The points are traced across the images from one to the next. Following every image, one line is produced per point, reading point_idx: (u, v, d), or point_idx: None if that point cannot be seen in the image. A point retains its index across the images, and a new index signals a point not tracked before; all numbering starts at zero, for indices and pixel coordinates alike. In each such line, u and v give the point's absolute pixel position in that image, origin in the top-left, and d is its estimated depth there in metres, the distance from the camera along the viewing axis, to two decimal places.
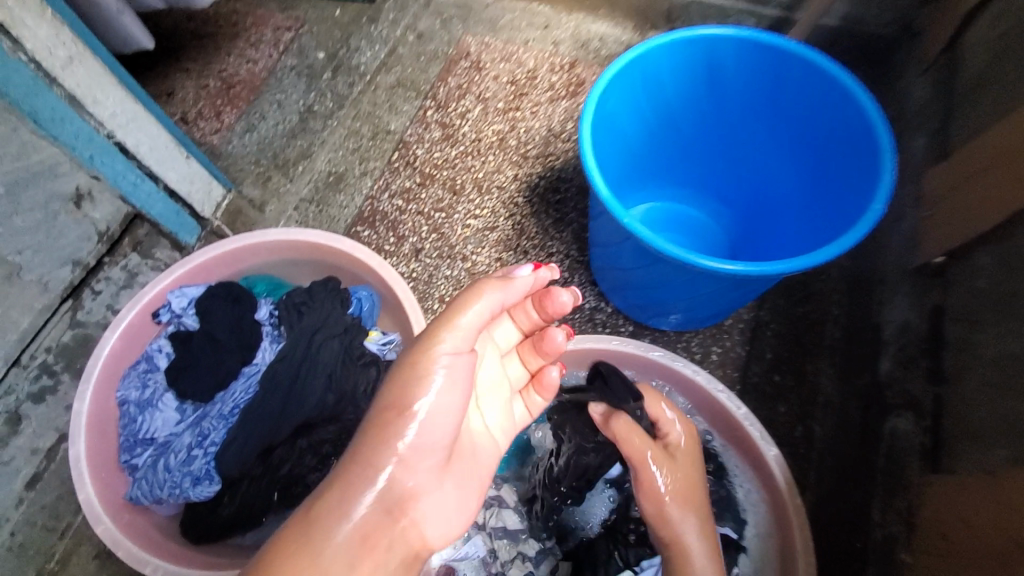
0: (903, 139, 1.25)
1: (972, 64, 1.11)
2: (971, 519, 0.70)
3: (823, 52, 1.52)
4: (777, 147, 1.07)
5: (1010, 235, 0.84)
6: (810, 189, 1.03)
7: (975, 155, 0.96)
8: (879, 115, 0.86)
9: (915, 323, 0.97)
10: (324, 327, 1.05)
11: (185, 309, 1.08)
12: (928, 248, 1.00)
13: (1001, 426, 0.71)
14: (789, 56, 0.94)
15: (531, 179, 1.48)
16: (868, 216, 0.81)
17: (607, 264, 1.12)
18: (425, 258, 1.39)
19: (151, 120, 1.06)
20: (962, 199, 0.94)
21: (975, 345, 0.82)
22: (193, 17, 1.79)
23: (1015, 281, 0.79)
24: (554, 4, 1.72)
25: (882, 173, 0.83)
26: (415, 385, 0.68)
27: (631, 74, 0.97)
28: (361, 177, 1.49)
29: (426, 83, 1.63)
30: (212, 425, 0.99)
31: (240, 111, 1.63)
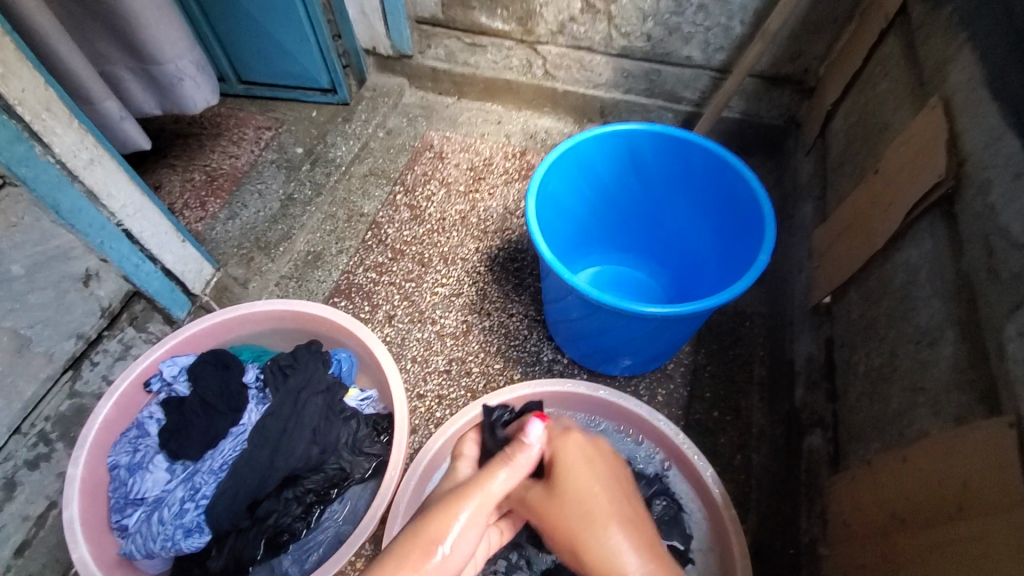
0: (797, 206, 1.51)
1: (836, 146, 1.39)
2: (873, 506, 0.84)
3: (730, 139, 1.83)
4: (691, 214, 1.29)
5: (866, 276, 1.06)
6: (719, 247, 1.24)
7: (844, 216, 1.20)
8: (760, 186, 1.09)
9: (818, 354, 1.17)
10: (308, 387, 1.15)
11: (176, 376, 1.18)
12: (819, 291, 1.22)
13: (880, 426, 0.88)
14: (689, 143, 1.18)
15: (491, 250, 1.67)
16: (758, 264, 1.02)
17: (559, 318, 1.29)
18: (398, 323, 1.53)
19: (154, 209, 1.19)
20: (840, 251, 1.17)
21: (857, 365, 1.01)
22: (181, 121, 2.02)
23: (876, 311, 1.00)
24: (504, 104, 2.02)
25: (766, 230, 1.05)
26: (444, 524, 0.68)
27: (567, 161, 1.19)
28: (338, 255, 1.66)
29: (395, 171, 1.85)
30: (203, 479, 1.06)
31: (224, 200, 1.80)
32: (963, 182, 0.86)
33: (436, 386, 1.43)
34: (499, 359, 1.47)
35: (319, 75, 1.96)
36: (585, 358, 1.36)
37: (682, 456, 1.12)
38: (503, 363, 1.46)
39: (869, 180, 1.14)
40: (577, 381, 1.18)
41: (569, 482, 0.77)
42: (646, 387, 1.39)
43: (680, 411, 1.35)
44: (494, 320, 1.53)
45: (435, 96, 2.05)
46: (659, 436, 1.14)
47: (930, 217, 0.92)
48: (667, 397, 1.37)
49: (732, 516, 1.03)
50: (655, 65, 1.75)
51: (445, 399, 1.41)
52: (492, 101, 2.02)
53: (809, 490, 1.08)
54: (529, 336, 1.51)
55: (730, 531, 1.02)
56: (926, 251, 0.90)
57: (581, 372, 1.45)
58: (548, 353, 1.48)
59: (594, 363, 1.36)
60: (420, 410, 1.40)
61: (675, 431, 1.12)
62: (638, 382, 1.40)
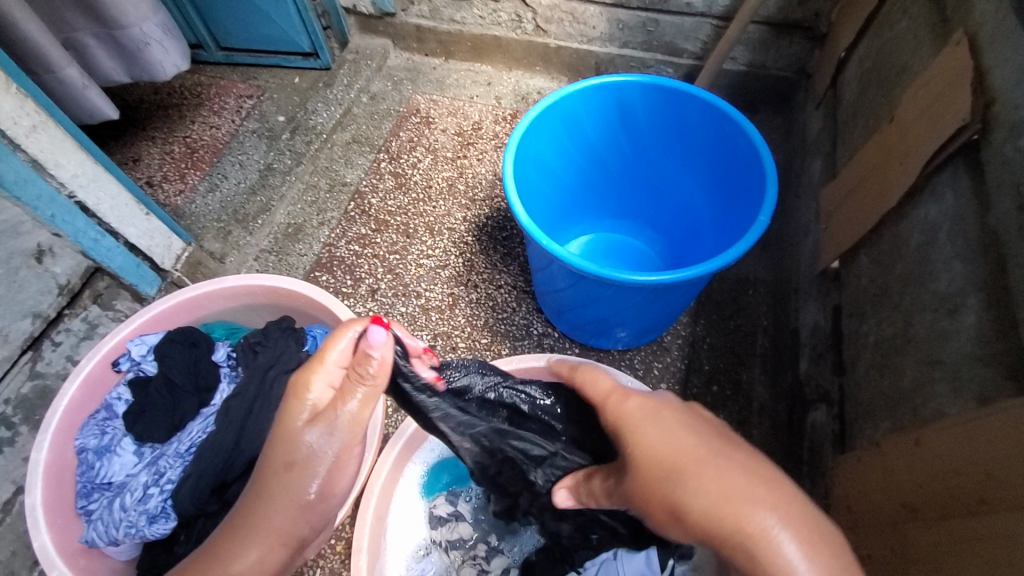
0: (806, 164, 1.39)
1: (849, 96, 1.27)
2: (875, 490, 0.77)
3: (736, 94, 1.70)
4: (688, 174, 1.19)
5: (879, 237, 0.96)
6: (717, 210, 1.14)
7: (855, 172, 1.09)
8: (761, 140, 0.98)
9: (823, 324, 1.08)
10: (278, 364, 1.10)
11: (145, 355, 1.13)
12: (827, 255, 1.12)
13: (887, 402, 0.80)
14: (684, 95, 1.08)
15: (479, 219, 1.58)
16: (757, 226, 0.92)
17: (545, 288, 1.20)
18: (381, 297, 1.46)
19: (111, 179, 1.14)
20: (849, 210, 1.06)
21: (864, 335, 0.92)
22: (159, 91, 1.91)
23: (886, 276, 0.90)
24: (495, 63, 1.90)
25: (767, 188, 0.95)
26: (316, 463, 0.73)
27: (550, 117, 1.09)
28: (319, 227, 1.58)
29: (379, 138, 1.76)
30: (168, 463, 1.03)
31: (204, 173, 1.70)
32: (991, 125, 0.74)
33: None
34: (486, 333, 1.39)
35: (299, 37, 1.85)
36: (575, 331, 1.28)
37: None
38: (491, 338, 1.39)
39: (884, 131, 1.03)
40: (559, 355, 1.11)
41: (645, 441, 0.66)
42: (641, 361, 1.31)
43: (676, 387, 1.26)
44: (481, 292, 1.46)
45: (422, 57, 1.94)
46: None
47: (953, 164, 0.80)
48: (663, 371, 1.28)
49: None
50: (653, 14, 1.62)
51: None
52: (482, 61, 1.90)
53: (809, 469, 1.01)
54: (518, 309, 1.43)
55: None
56: (944, 206, 0.80)
57: (573, 345, 1.37)
58: (538, 327, 1.40)
59: (585, 336, 1.28)
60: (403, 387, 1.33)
61: None
62: (632, 355, 1.32)
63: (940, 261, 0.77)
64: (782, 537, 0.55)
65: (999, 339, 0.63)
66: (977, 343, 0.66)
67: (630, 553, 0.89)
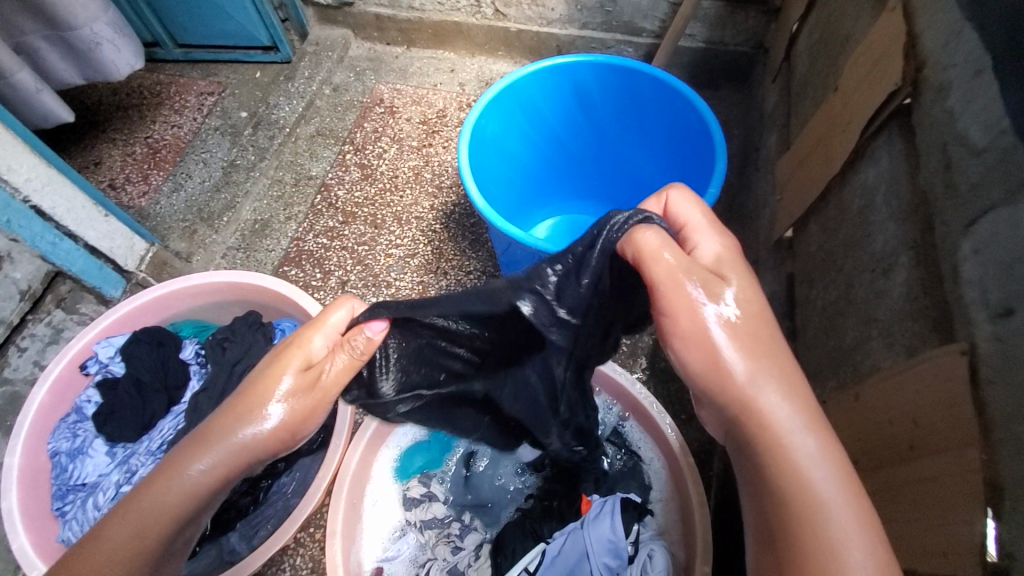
0: (764, 137, 1.41)
1: (801, 68, 1.29)
2: None
3: (697, 70, 1.70)
4: (646, 151, 1.20)
5: (825, 204, 0.99)
6: (674, 185, 1.16)
7: (805, 142, 1.11)
8: (710, 113, 1.00)
9: (779, 292, 1.11)
10: (245, 358, 1.12)
11: (112, 357, 1.12)
12: (782, 225, 1.14)
13: (834, 362, 0.83)
14: (636, 72, 1.09)
15: (447, 207, 1.59)
16: (707, 199, 0.94)
17: (510, 271, 1.22)
18: (352, 288, 1.46)
19: (66, 182, 1.12)
20: (801, 180, 1.09)
21: (813, 299, 0.95)
22: (118, 92, 1.88)
23: (831, 241, 0.93)
24: (457, 50, 1.89)
25: (717, 161, 0.97)
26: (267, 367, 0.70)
27: (505, 100, 1.10)
28: (286, 222, 1.58)
29: (344, 130, 1.75)
30: (140, 461, 1.05)
31: (167, 172, 1.69)
32: (921, 89, 0.76)
33: None
34: None
35: (257, 31, 1.82)
36: None
37: (638, 406, 1.04)
38: None
39: (830, 99, 1.05)
40: None
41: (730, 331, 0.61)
42: None
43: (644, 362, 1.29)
44: (450, 279, 1.46)
45: (384, 46, 1.93)
46: (614, 387, 1.06)
47: (888, 129, 0.82)
48: (632, 347, 1.31)
49: (689, 463, 0.96)
50: None
51: None
52: (444, 48, 1.90)
53: None
54: None
55: (687, 479, 0.95)
56: (881, 169, 0.82)
57: None
58: None
59: None
60: None
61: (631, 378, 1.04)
62: None
63: (878, 223, 0.80)
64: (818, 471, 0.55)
65: (927, 295, 0.66)
66: (907, 298, 0.69)
67: (596, 522, 0.92)
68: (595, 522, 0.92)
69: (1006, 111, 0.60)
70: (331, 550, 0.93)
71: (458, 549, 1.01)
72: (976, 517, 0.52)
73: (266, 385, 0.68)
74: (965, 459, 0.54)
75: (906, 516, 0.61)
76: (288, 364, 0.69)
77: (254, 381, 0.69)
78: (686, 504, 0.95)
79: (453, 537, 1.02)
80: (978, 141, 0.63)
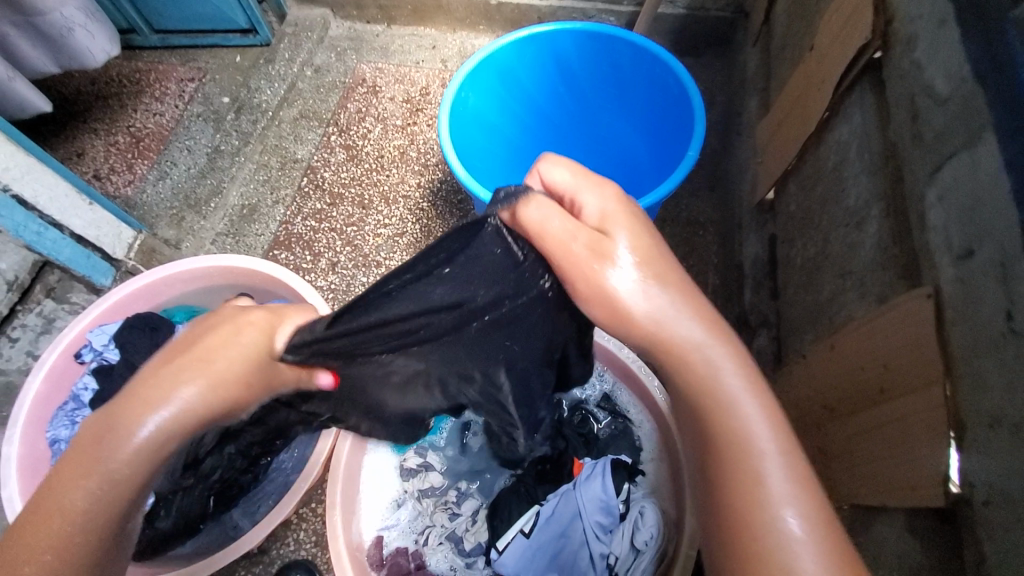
0: (747, 102, 1.41)
1: (782, 29, 1.28)
2: (803, 403, 0.83)
3: (680, 37, 1.69)
4: (626, 119, 1.21)
5: (803, 164, 1.00)
6: (655, 152, 1.17)
7: (785, 103, 1.11)
8: (688, 76, 1.00)
9: (761, 254, 1.13)
10: None
11: (106, 344, 1.14)
12: (764, 188, 1.15)
13: (812, 317, 0.85)
14: (614, 40, 1.09)
15: (433, 185, 1.59)
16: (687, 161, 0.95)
17: None
18: (342, 269, 1.46)
19: (47, 171, 1.11)
20: (781, 141, 1.09)
21: (793, 259, 0.97)
22: (96, 81, 1.86)
23: (809, 199, 0.94)
24: (438, 26, 1.87)
25: (696, 124, 0.97)
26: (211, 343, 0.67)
27: (486, 71, 1.10)
28: (273, 206, 1.58)
29: (327, 111, 1.74)
30: None
31: (152, 161, 1.68)
32: (890, 41, 0.76)
33: None
34: None
35: (235, 14, 1.80)
36: None
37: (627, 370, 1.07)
38: None
39: (808, 59, 1.05)
40: None
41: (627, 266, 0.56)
42: None
43: None
44: None
45: (364, 25, 1.91)
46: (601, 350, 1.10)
47: (861, 84, 0.83)
48: None
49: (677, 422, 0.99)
50: None
51: None
52: (424, 24, 1.88)
53: None
54: None
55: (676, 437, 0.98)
56: (854, 124, 0.83)
57: None
58: None
59: None
60: None
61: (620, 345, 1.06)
62: None
63: (851, 178, 0.81)
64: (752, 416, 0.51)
65: (896, 244, 0.68)
66: (878, 249, 0.71)
67: (588, 481, 0.95)
68: (586, 482, 0.94)
69: (967, 60, 0.61)
70: (331, 521, 0.96)
71: (456, 516, 1.04)
72: (938, 452, 0.54)
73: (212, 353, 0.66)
74: (931, 396, 0.56)
75: (877, 456, 0.63)
76: (227, 337, 0.68)
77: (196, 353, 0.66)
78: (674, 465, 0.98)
79: (450, 503, 1.05)
80: (943, 89, 0.64)
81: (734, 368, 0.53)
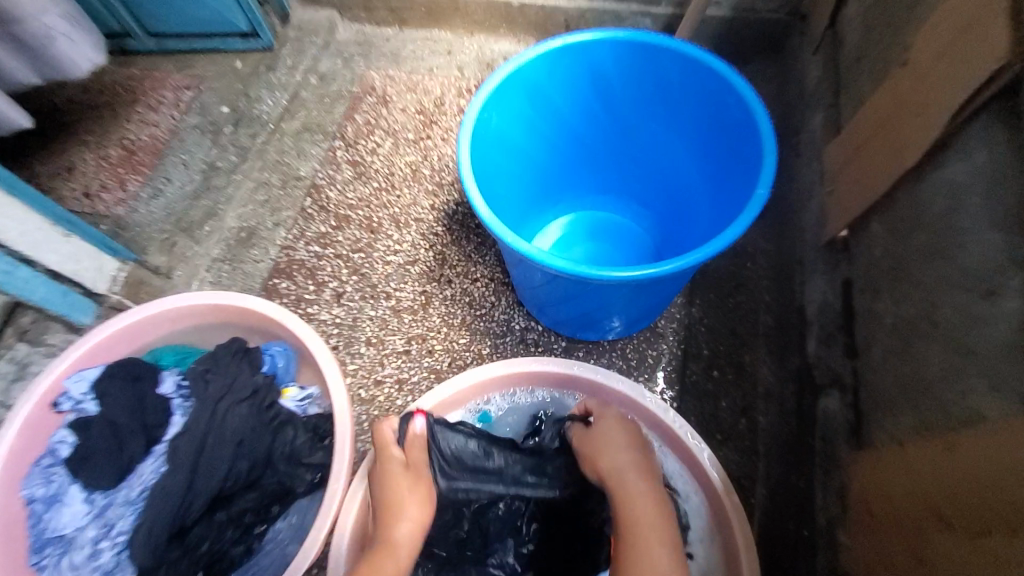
0: (804, 118, 1.25)
1: (851, 38, 1.12)
2: (895, 498, 0.69)
3: (721, 42, 1.53)
4: (668, 142, 1.07)
5: (891, 202, 0.84)
6: (704, 180, 1.03)
7: (862, 126, 0.96)
8: (755, 96, 0.85)
9: (831, 300, 0.97)
10: (230, 394, 0.99)
11: (85, 394, 1.01)
12: (834, 222, 1.00)
13: (912, 396, 0.70)
14: (662, 50, 0.94)
15: (449, 206, 1.44)
16: (755, 199, 0.81)
17: (524, 283, 1.10)
18: (348, 301, 1.32)
19: (17, 204, 0.99)
20: (863, 169, 0.93)
21: (880, 315, 0.82)
22: (87, 89, 1.73)
23: (902, 245, 0.79)
24: (454, 30, 1.72)
25: (766, 154, 0.83)
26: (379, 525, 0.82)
27: (514, 88, 0.96)
28: (274, 228, 1.45)
29: (334, 124, 1.60)
30: (119, 513, 0.94)
31: (144, 177, 1.55)
32: None
33: (394, 370, 1.24)
34: (464, 332, 1.27)
35: (234, 17, 1.66)
36: (562, 325, 1.19)
37: (671, 436, 0.96)
38: (470, 338, 1.27)
39: (895, 75, 0.89)
40: (547, 360, 1.02)
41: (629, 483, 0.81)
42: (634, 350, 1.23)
43: (674, 376, 1.19)
44: (455, 287, 1.33)
45: (374, 28, 1.76)
46: (643, 410, 0.98)
47: (986, 113, 0.68)
48: (660, 361, 1.21)
49: (733, 502, 0.89)
50: None
51: (405, 384, 1.23)
52: (439, 27, 1.73)
53: (822, 461, 0.92)
54: (497, 303, 1.30)
55: (733, 520, 0.88)
56: (976, 163, 0.67)
57: (558, 339, 1.26)
58: (520, 321, 1.28)
59: (572, 329, 1.19)
60: (379, 399, 1.21)
61: (665, 408, 0.96)
62: (625, 342, 1.23)
63: (973, 230, 0.66)
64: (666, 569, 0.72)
65: None
66: None
67: None
68: None
69: None
70: None
71: None
72: None
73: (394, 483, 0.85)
74: None
75: None
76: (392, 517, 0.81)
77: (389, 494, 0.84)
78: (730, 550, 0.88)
79: None
80: None
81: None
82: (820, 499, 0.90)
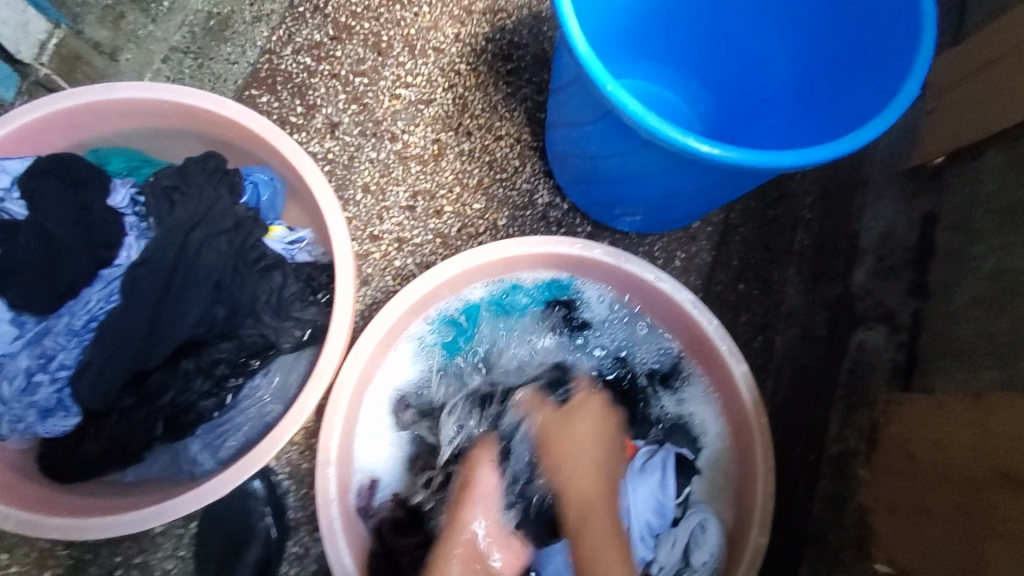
0: None
1: None
2: (947, 443, 0.72)
3: None
4: (779, 8, 0.87)
5: (981, 159, 0.85)
6: (802, 71, 0.88)
7: (999, 40, 0.85)
8: None
9: (901, 232, 0.93)
10: (204, 223, 0.80)
11: (10, 189, 0.77)
12: (927, 149, 0.94)
13: (995, 345, 0.73)
14: None
15: (476, 41, 1.16)
16: (898, 103, 0.69)
17: (572, 151, 0.93)
18: (345, 136, 1.11)
19: None
20: (976, 94, 0.87)
21: (969, 259, 0.81)
22: None
23: None
24: None
25: (921, 48, 0.69)
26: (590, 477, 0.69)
27: None
28: (253, 23, 1.12)
29: None
30: (59, 343, 0.77)
31: None
32: None
33: (394, 227, 1.08)
34: (480, 197, 1.11)
35: None
36: (594, 208, 1.04)
37: (708, 348, 0.89)
38: (486, 204, 1.11)
39: None
40: (589, 245, 0.90)
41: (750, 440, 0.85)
42: (662, 249, 1.12)
43: (698, 282, 1.12)
44: (475, 142, 1.13)
45: None
46: (680, 315, 0.90)
47: None
48: (686, 264, 1.12)
49: (762, 425, 0.84)
50: None
51: (407, 244, 1.07)
52: None
53: (845, 393, 0.90)
54: (521, 169, 1.13)
55: (756, 440, 0.84)
56: None
57: (583, 223, 1.12)
58: (544, 195, 1.12)
59: (606, 215, 1.05)
60: (374, 256, 1.06)
61: (707, 317, 0.88)
62: (653, 239, 1.13)
63: None
64: (759, 473, 0.82)
65: None
66: None
67: (642, 477, 0.83)
68: (642, 475, 0.84)
69: None
70: None
71: None
72: None
73: (749, 441, 0.85)
74: None
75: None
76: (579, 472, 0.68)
77: (748, 432, 0.85)
78: (747, 474, 0.84)
79: None
80: None
81: (760, 468, 0.82)
82: (835, 429, 0.89)
